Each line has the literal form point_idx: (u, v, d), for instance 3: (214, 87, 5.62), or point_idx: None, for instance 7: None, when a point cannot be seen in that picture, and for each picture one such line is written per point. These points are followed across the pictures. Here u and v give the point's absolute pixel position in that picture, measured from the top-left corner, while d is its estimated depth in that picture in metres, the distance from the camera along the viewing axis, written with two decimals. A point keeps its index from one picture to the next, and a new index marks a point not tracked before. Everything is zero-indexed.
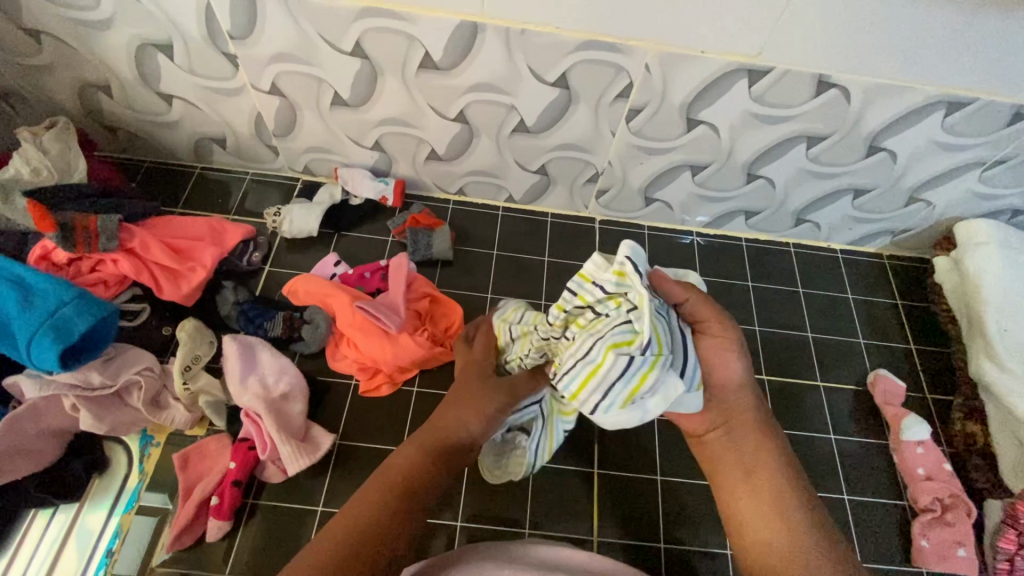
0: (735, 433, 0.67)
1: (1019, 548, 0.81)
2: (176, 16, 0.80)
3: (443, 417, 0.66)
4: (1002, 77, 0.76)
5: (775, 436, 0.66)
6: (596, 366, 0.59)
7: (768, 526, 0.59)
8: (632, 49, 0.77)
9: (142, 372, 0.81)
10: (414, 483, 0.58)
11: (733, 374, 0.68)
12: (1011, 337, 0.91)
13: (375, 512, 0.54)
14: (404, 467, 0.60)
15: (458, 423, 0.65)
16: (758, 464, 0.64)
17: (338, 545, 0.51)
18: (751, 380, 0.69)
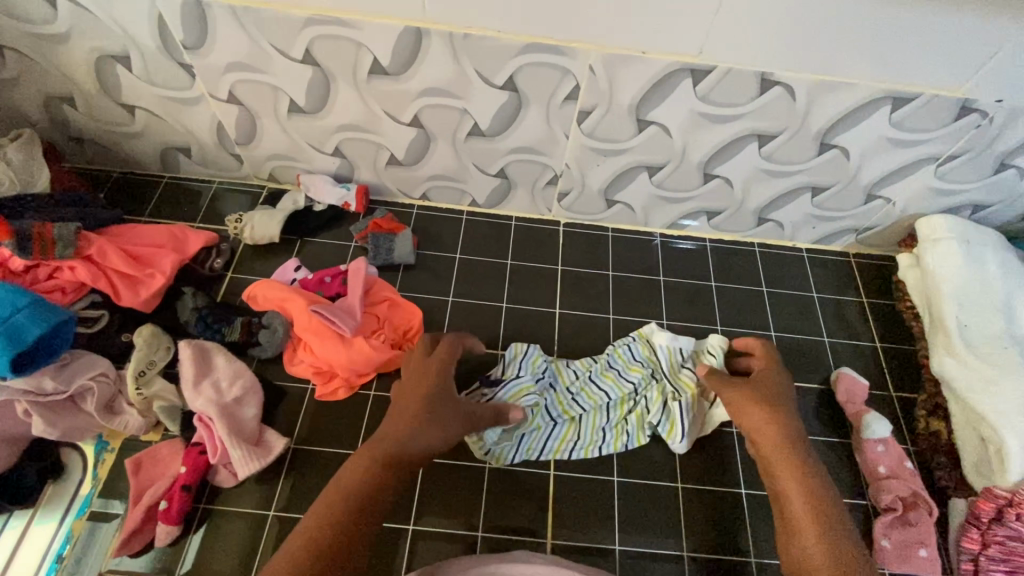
0: (772, 453, 0.74)
1: (982, 547, 0.79)
2: (131, 28, 0.82)
3: (395, 427, 0.68)
4: (943, 71, 0.77)
5: (808, 463, 0.72)
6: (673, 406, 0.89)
7: (818, 555, 0.63)
8: (575, 51, 0.78)
9: (96, 378, 0.82)
10: (362, 497, 0.61)
11: (757, 420, 0.77)
12: (972, 332, 0.91)
13: (330, 529, 0.57)
14: (353, 482, 0.62)
15: (411, 438, 0.66)
16: (800, 475, 0.70)
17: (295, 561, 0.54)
18: (780, 414, 0.77)
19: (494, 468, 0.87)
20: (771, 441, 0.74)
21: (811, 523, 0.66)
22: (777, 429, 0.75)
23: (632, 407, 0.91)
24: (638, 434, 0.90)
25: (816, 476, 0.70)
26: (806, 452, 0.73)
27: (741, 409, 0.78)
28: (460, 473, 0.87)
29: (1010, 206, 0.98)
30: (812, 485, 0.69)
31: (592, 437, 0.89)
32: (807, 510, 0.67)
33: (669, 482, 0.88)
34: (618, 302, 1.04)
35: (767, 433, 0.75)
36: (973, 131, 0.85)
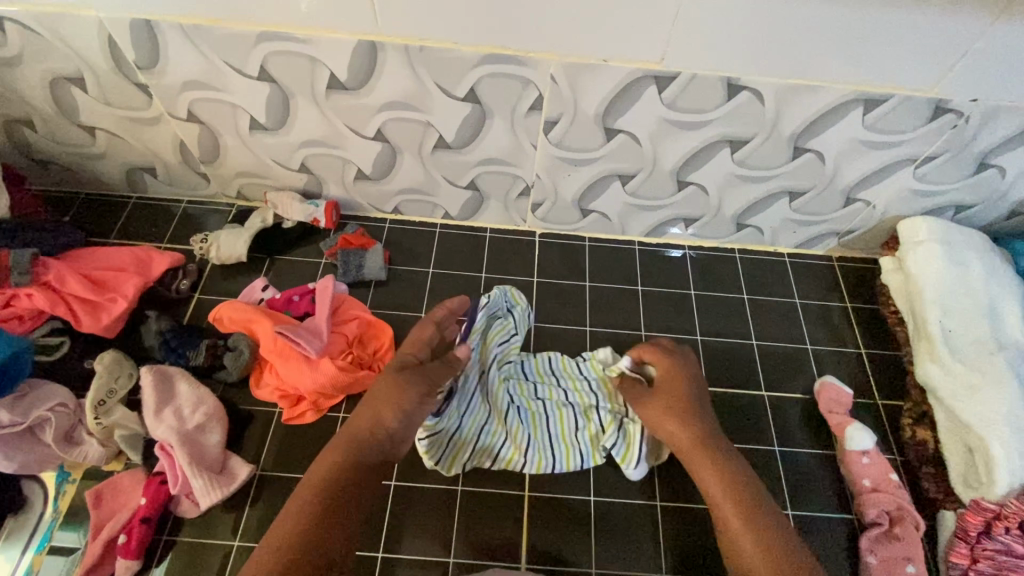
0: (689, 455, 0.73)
1: (971, 563, 0.76)
2: (83, 49, 0.81)
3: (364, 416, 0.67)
4: (915, 70, 0.74)
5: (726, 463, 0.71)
6: (624, 432, 0.85)
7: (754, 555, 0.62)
8: (534, 61, 0.77)
9: (54, 409, 0.80)
10: (335, 496, 0.60)
11: (669, 426, 0.75)
12: (955, 338, 0.88)
13: (306, 525, 0.57)
14: (322, 478, 0.62)
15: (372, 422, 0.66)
16: (721, 478, 0.69)
17: (267, 548, 0.55)
18: (692, 409, 0.75)
19: (465, 490, 0.85)
20: (690, 443, 0.73)
21: (740, 520, 0.65)
22: (691, 430, 0.74)
23: (587, 425, 0.87)
24: (593, 453, 0.86)
25: (733, 469, 0.70)
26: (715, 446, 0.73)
27: (656, 418, 0.76)
28: (431, 495, 0.84)
29: (992, 206, 0.95)
30: (730, 480, 0.69)
31: (541, 445, 0.85)
32: (733, 506, 0.67)
33: (647, 500, 0.85)
34: (595, 313, 1.02)
35: (682, 437, 0.74)
36: (949, 131, 0.82)
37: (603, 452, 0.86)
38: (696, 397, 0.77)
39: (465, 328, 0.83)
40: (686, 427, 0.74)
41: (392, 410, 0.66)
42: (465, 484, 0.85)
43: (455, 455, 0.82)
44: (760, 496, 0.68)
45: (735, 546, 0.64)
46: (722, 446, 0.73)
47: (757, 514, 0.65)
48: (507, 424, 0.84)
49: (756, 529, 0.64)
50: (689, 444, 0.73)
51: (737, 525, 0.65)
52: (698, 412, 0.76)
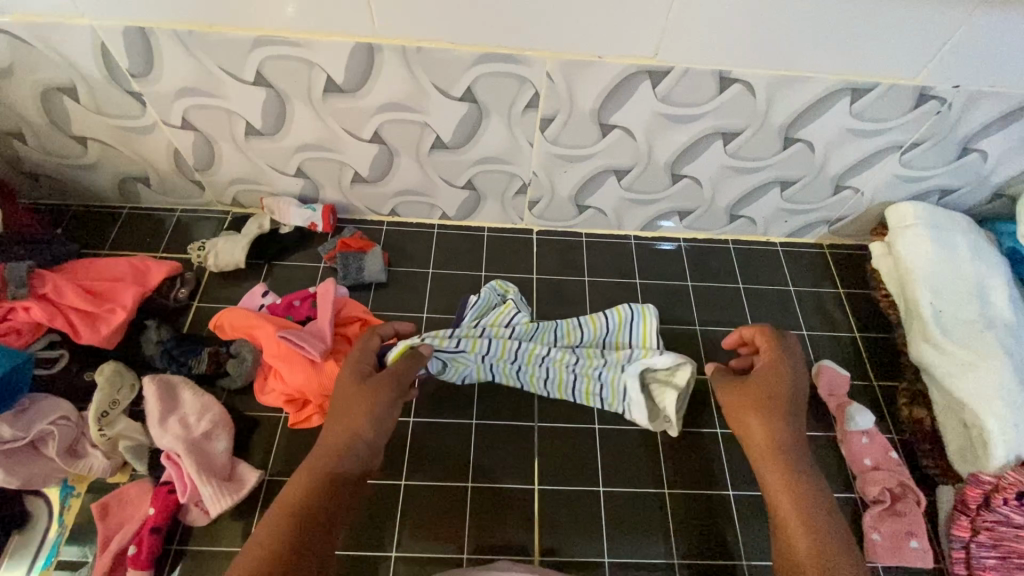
0: (759, 449, 0.71)
1: (972, 535, 0.78)
2: (74, 58, 0.80)
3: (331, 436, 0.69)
4: (900, 60, 0.77)
5: (795, 463, 0.69)
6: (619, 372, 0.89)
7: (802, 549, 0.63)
8: (530, 59, 0.78)
9: (56, 422, 0.79)
10: (307, 509, 0.61)
11: (751, 420, 0.73)
12: (946, 318, 0.91)
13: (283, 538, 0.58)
14: (300, 495, 0.62)
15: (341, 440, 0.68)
16: (792, 477, 0.68)
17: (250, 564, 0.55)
18: (780, 406, 0.72)
19: (475, 486, 0.85)
20: (768, 438, 0.71)
21: (801, 526, 0.65)
22: (773, 427, 0.71)
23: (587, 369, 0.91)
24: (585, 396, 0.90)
25: (808, 482, 0.68)
26: (792, 447, 0.70)
27: (738, 409, 0.74)
28: (442, 493, 0.84)
29: (975, 190, 0.98)
30: (800, 485, 0.68)
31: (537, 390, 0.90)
32: (796, 513, 0.66)
33: (655, 488, 0.86)
34: (595, 307, 1.03)
35: (760, 432, 0.72)
36: (933, 118, 0.85)
37: (602, 400, 0.90)
38: (788, 390, 0.74)
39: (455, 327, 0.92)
40: (771, 426, 0.71)
41: (363, 419, 0.70)
42: (474, 480, 0.85)
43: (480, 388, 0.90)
44: (828, 504, 0.67)
45: (786, 546, 0.65)
46: (801, 444, 0.71)
47: (815, 518, 0.65)
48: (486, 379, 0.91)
49: (810, 527, 0.64)
50: (771, 447, 0.71)
51: (790, 522, 0.66)
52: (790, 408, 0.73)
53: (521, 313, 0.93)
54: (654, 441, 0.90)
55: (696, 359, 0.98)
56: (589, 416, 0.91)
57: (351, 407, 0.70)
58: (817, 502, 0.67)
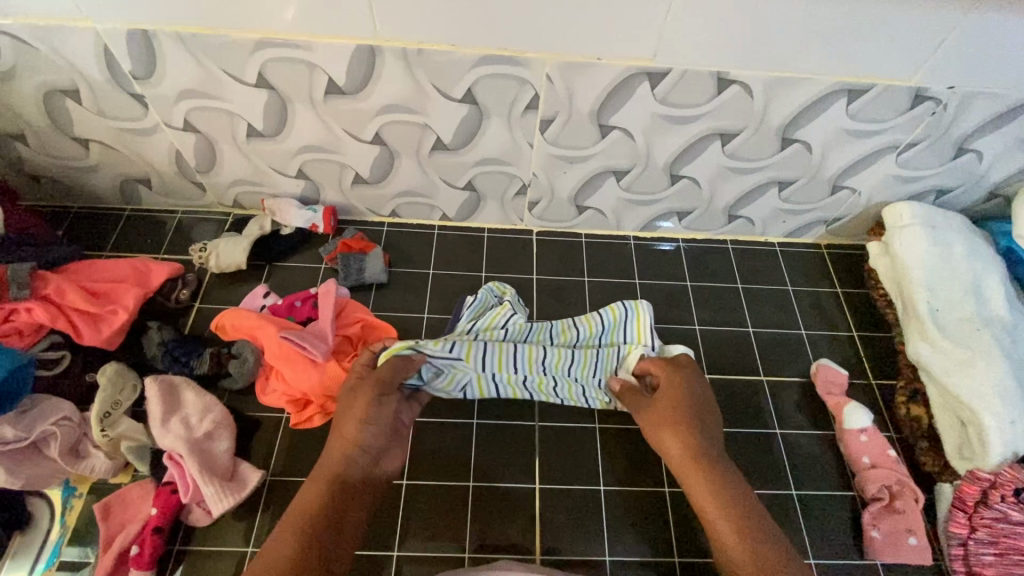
0: (681, 467, 0.73)
1: (970, 532, 0.79)
2: (77, 61, 0.81)
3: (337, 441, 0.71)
4: (895, 61, 0.78)
5: (718, 471, 0.71)
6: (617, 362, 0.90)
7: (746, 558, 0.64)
8: (530, 61, 0.78)
9: (59, 422, 0.80)
10: (314, 517, 0.64)
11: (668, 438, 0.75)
12: (942, 317, 0.92)
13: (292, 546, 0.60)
14: (309, 502, 0.65)
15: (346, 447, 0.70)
16: (719, 490, 0.69)
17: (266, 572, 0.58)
18: (688, 419, 0.75)
19: (476, 486, 0.85)
20: (685, 455, 0.73)
21: (731, 528, 0.67)
22: (687, 443, 0.73)
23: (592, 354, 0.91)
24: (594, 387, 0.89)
25: (734, 489, 0.70)
26: (710, 455, 0.72)
27: (656, 428, 0.77)
28: (443, 492, 0.84)
29: (971, 190, 0.99)
30: (727, 496, 0.69)
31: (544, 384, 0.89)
32: (729, 521, 0.67)
33: (655, 487, 0.86)
34: (595, 308, 1.03)
35: (676, 449, 0.74)
36: (928, 118, 0.86)
37: (610, 396, 0.90)
38: (691, 403, 0.77)
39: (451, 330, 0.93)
40: (686, 442, 0.73)
41: (361, 427, 0.72)
42: (476, 480, 0.85)
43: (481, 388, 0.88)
44: (749, 501, 0.69)
45: (724, 553, 0.66)
46: (716, 454, 0.73)
47: (749, 524, 0.67)
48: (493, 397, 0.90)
49: (746, 534, 0.66)
50: (693, 461, 0.72)
51: (727, 532, 0.67)
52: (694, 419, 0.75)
53: (517, 315, 0.93)
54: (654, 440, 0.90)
55: (696, 358, 0.99)
56: (590, 415, 0.92)
57: (349, 417, 0.73)
58: (744, 506, 0.68)
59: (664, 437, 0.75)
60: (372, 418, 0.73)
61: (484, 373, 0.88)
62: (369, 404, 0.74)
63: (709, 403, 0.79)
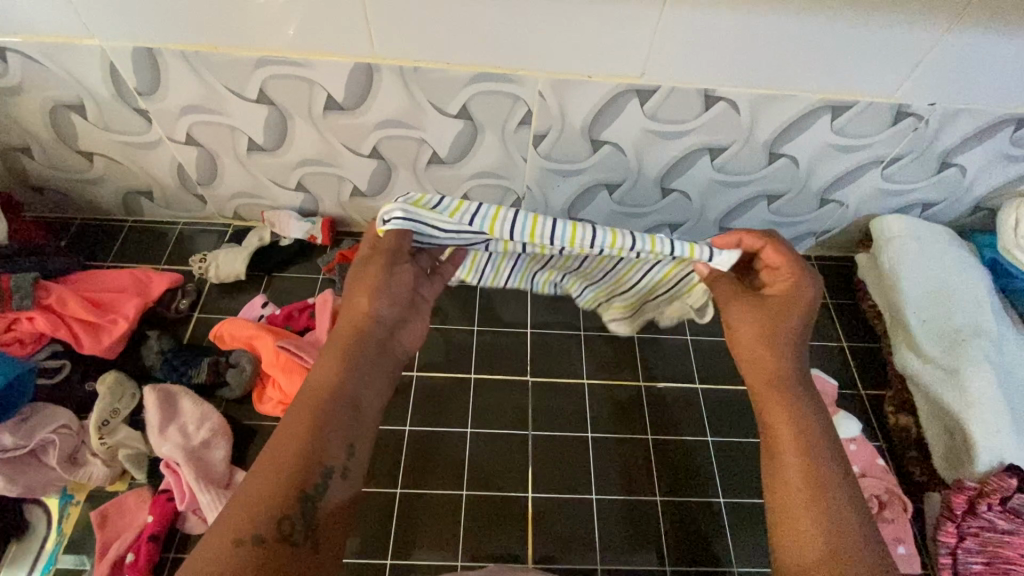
0: (767, 386, 0.66)
1: (959, 541, 0.80)
2: (83, 77, 0.83)
3: (352, 308, 0.65)
4: (877, 78, 0.80)
5: (804, 409, 0.64)
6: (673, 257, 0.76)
7: (804, 505, 0.58)
8: (522, 78, 0.81)
9: (58, 431, 0.81)
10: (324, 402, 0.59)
11: (779, 347, 0.67)
12: (931, 328, 0.93)
13: (305, 435, 0.56)
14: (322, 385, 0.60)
15: (364, 317, 0.65)
16: (794, 421, 0.63)
17: (260, 482, 0.53)
18: (800, 342, 0.68)
19: (470, 493, 0.86)
20: (774, 370, 0.66)
21: (795, 462, 0.61)
22: (772, 357, 0.67)
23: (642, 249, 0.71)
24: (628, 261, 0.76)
25: (816, 428, 0.63)
26: (804, 391, 0.65)
27: (752, 332, 0.68)
28: (436, 500, 0.85)
29: (956, 203, 1.01)
30: (805, 436, 0.62)
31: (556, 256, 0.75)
32: (798, 458, 0.61)
33: (646, 495, 0.87)
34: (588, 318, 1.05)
35: (765, 358, 0.67)
36: (911, 133, 0.88)
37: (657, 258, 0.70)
38: (803, 322, 0.68)
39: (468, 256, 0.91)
40: (776, 351, 0.67)
41: (378, 294, 0.65)
42: (470, 488, 0.86)
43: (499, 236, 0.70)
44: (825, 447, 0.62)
45: (783, 485, 0.60)
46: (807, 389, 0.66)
47: (814, 472, 0.60)
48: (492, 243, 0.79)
49: (812, 482, 0.59)
50: (768, 369, 0.67)
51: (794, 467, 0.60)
52: (795, 336, 0.67)
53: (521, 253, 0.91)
54: (647, 448, 0.91)
55: (686, 365, 1.00)
56: (583, 424, 0.93)
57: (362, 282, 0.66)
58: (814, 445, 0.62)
59: (757, 342, 0.68)
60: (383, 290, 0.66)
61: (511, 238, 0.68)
62: (381, 276, 0.66)
63: (809, 315, 0.68)
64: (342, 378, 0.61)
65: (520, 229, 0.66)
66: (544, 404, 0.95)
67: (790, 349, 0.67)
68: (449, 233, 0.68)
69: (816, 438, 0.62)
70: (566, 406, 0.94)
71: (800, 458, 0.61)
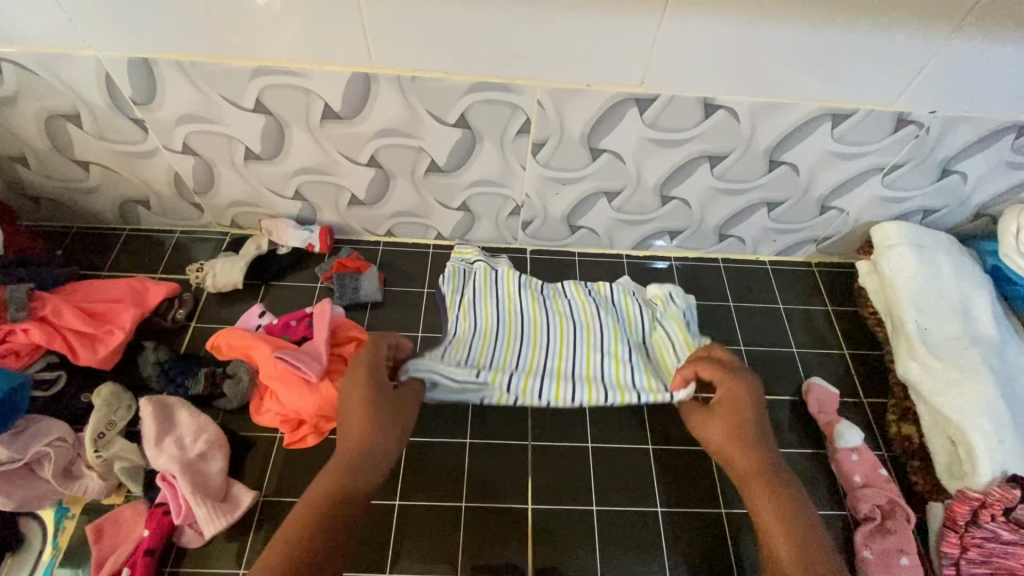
0: (755, 481, 0.73)
1: (962, 552, 0.79)
2: (79, 87, 0.83)
3: (348, 433, 0.72)
4: (878, 86, 0.80)
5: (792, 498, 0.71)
6: (663, 368, 0.95)
7: None
8: (521, 87, 0.80)
9: (53, 444, 0.80)
10: (332, 522, 0.64)
11: (745, 444, 0.76)
12: (932, 336, 0.93)
13: (309, 526, 0.63)
14: (321, 492, 0.66)
15: (358, 439, 0.71)
16: (775, 505, 0.71)
17: (281, 549, 0.61)
18: (766, 436, 0.76)
19: (469, 505, 0.85)
20: (748, 464, 0.75)
21: (786, 546, 0.68)
22: (755, 453, 0.75)
23: (616, 361, 0.95)
24: (619, 392, 0.91)
25: (797, 510, 0.70)
26: (786, 479, 0.73)
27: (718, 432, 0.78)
28: (435, 512, 0.84)
29: (957, 210, 1.01)
30: (794, 527, 0.69)
31: (539, 369, 0.93)
32: (788, 543, 0.68)
33: (647, 506, 0.86)
34: None
35: (740, 455, 0.75)
36: (912, 141, 0.88)
37: (635, 394, 0.91)
38: (758, 411, 0.77)
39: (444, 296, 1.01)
40: (747, 449, 0.75)
41: (377, 417, 0.73)
42: (469, 499, 0.86)
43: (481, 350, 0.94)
44: (814, 534, 0.68)
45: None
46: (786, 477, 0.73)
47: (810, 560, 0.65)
48: (509, 315, 0.99)
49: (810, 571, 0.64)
50: (758, 468, 0.74)
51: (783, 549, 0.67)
52: (760, 429, 0.76)
53: (497, 269, 1.03)
54: (647, 458, 0.90)
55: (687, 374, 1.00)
56: (583, 434, 0.92)
57: (360, 408, 0.73)
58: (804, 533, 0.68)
59: (728, 441, 0.77)
60: (382, 414, 0.74)
61: (506, 391, 0.90)
62: (377, 403, 0.74)
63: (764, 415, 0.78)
64: (335, 487, 0.67)
65: (515, 386, 0.90)
66: (544, 413, 0.94)
67: (761, 446, 0.75)
68: (457, 382, 0.90)
69: (806, 530, 0.68)
70: (566, 416, 0.94)
71: (795, 551, 0.67)
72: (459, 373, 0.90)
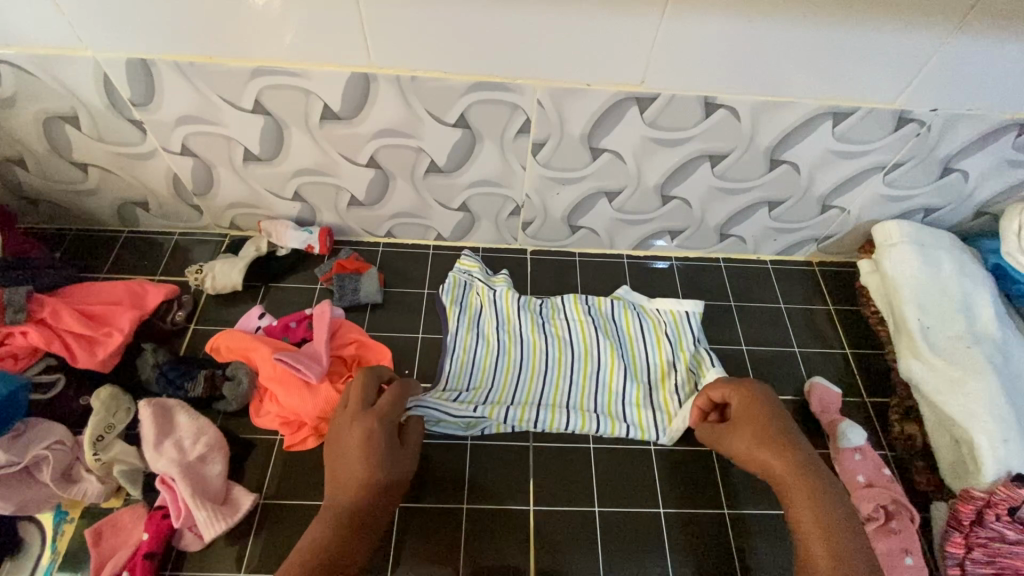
0: (795, 491, 0.69)
1: (967, 552, 0.79)
2: (77, 89, 0.83)
3: (348, 472, 0.71)
4: (879, 84, 0.79)
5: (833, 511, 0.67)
6: (660, 391, 0.96)
7: None
8: (521, 87, 0.80)
9: (52, 447, 0.80)
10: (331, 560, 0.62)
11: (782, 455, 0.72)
12: (934, 334, 0.93)
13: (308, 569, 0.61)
14: (316, 542, 0.64)
15: (357, 478, 0.70)
16: (820, 518, 0.67)
17: None
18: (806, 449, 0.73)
19: (471, 507, 0.85)
20: (788, 472, 0.71)
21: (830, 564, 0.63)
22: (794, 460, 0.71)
23: (613, 400, 0.94)
24: (612, 424, 0.91)
25: (845, 521, 0.66)
26: (830, 491, 0.69)
27: (747, 447, 0.74)
28: (436, 514, 0.84)
29: (958, 209, 1.01)
30: (837, 541, 0.64)
31: (537, 399, 0.93)
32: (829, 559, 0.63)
33: (649, 507, 0.86)
34: None
35: (777, 463, 0.72)
36: (913, 139, 0.87)
37: (626, 429, 0.91)
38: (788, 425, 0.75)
39: (444, 313, 1.00)
40: (788, 456, 0.72)
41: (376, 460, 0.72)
42: (471, 501, 0.85)
43: (476, 389, 0.94)
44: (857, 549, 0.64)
45: None
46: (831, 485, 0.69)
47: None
48: (509, 339, 0.99)
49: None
50: (799, 478, 0.70)
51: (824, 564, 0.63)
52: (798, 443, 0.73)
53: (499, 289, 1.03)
54: (649, 459, 0.90)
55: None
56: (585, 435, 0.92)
57: (360, 449, 0.72)
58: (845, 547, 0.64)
59: (765, 453, 0.73)
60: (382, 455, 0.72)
61: (504, 421, 0.90)
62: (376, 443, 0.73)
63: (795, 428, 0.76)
64: (331, 537, 0.65)
65: (511, 418, 0.90)
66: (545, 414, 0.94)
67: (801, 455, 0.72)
68: (455, 414, 0.89)
69: (848, 544, 0.64)
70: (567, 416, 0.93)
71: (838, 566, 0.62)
72: (456, 408, 0.89)
